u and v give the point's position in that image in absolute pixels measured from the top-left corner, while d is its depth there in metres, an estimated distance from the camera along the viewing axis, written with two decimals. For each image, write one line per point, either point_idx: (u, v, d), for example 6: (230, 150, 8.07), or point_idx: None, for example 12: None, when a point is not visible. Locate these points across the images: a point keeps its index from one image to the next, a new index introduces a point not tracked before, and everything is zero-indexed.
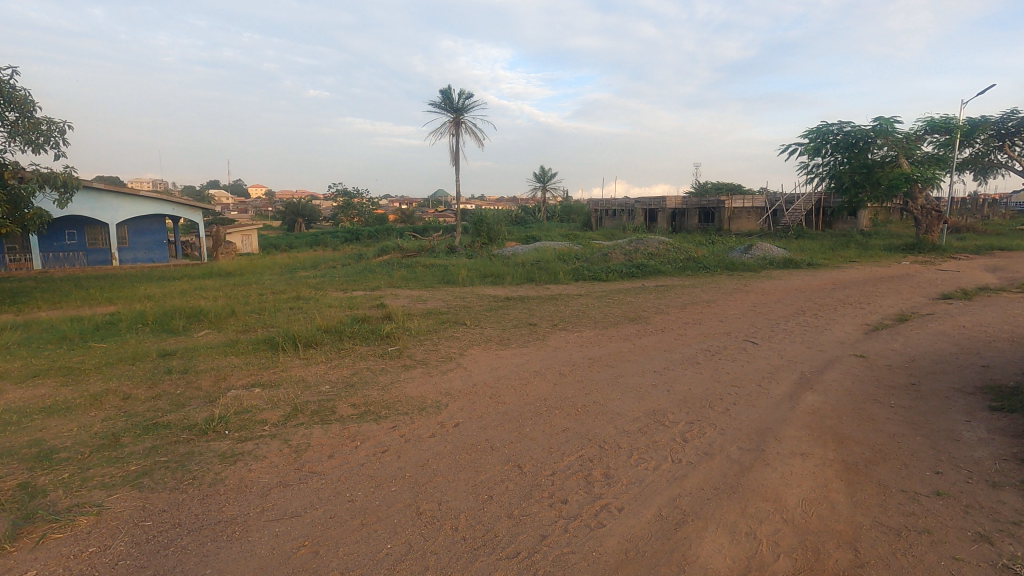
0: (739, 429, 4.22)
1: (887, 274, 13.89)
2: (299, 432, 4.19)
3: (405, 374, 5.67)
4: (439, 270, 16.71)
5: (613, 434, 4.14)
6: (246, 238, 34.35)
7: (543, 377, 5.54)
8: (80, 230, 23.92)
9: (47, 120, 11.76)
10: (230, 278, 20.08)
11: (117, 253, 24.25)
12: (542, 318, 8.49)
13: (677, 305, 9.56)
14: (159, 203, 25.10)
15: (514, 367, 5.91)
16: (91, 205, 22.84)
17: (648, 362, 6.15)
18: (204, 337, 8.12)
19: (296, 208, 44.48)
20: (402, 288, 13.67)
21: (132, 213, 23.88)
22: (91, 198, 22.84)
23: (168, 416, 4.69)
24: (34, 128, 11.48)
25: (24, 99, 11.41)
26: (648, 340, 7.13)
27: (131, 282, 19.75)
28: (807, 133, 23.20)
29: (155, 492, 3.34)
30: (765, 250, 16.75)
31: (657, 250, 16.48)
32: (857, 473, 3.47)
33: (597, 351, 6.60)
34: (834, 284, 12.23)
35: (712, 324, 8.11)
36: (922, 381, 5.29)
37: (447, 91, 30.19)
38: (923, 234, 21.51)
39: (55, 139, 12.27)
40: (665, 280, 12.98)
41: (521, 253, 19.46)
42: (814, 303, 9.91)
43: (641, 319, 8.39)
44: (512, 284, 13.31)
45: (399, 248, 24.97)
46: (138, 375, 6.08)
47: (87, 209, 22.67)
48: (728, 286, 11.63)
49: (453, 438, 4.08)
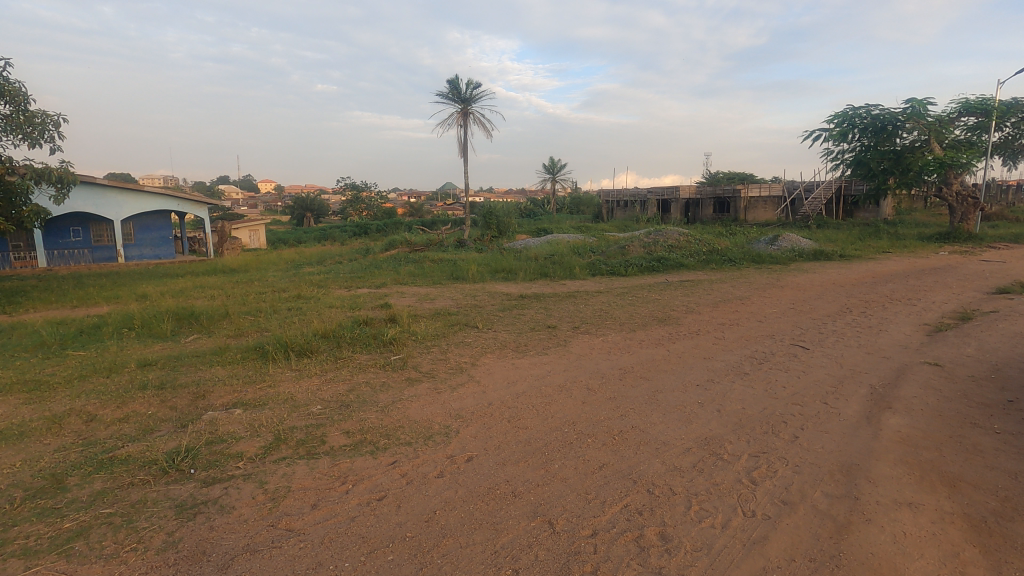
0: (818, 465, 3.43)
1: (928, 266, 12.91)
2: (278, 471, 3.46)
3: (408, 390, 4.92)
4: (448, 264, 16.01)
5: (663, 472, 3.37)
6: (253, 233, 33.87)
7: (568, 392, 4.78)
8: (85, 227, 23.49)
9: (42, 112, 11.10)
10: (234, 275, 19.52)
11: (121, 250, 23.81)
12: (561, 319, 7.68)
13: (707, 302, 8.73)
14: (164, 199, 24.59)
15: (534, 380, 5.15)
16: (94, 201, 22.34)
17: (688, 373, 5.35)
18: (193, 344, 7.42)
19: (304, 203, 43.92)
20: (409, 285, 12.93)
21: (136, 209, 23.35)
22: (95, 195, 22.34)
23: (129, 447, 3.97)
24: (28, 122, 10.83)
25: (18, 91, 10.78)
26: (682, 345, 6.33)
27: (133, 280, 19.25)
28: (833, 117, 22.10)
29: (86, 562, 2.61)
30: (793, 241, 15.85)
31: (677, 242, 15.58)
32: (989, 535, 2.67)
33: (626, 359, 5.81)
34: (874, 277, 11.30)
35: (752, 325, 7.27)
36: (1020, 398, 4.45)
37: (455, 81, 29.42)
38: (957, 221, 20.48)
39: (53, 132, 11.64)
40: (689, 274, 12.20)
41: (533, 246, 18.75)
42: (859, 300, 9.01)
43: (671, 320, 7.55)
44: (526, 281, 12.50)
45: (408, 243, 24.29)
46: (109, 391, 5.37)
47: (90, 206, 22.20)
48: (760, 281, 10.78)
49: (467, 480, 3.33)
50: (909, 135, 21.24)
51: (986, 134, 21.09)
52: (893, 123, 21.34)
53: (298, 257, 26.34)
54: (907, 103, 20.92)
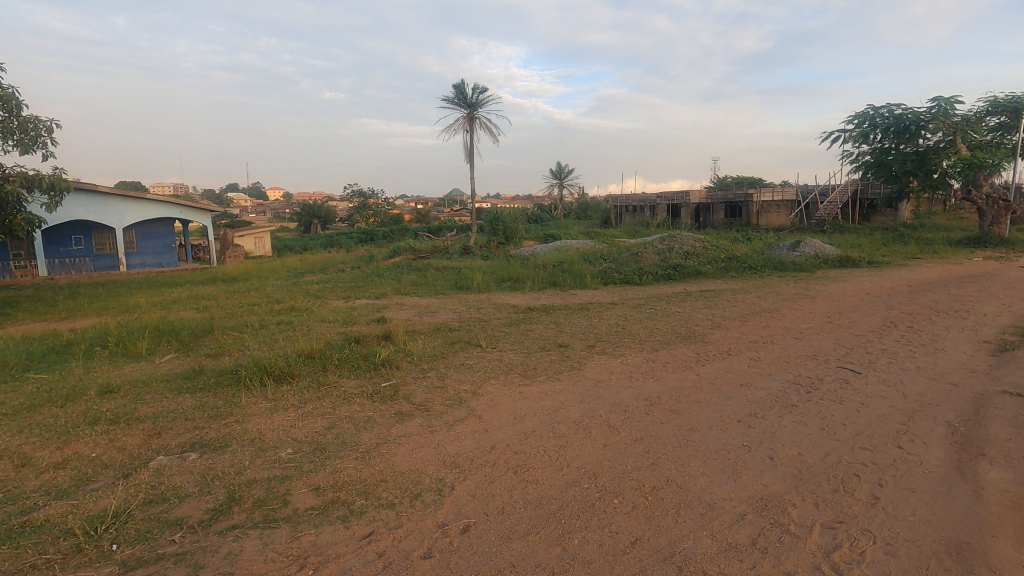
0: (915, 544, 2.65)
1: (965, 273, 12.01)
2: (221, 548, 2.72)
3: (396, 429, 4.17)
4: (452, 273, 15.31)
5: (715, 554, 2.60)
6: (259, 240, 33.44)
7: (585, 431, 4.04)
8: (87, 235, 23.05)
9: (36, 118, 10.47)
10: (233, 284, 18.95)
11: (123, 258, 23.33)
12: (573, 336, 6.92)
13: (734, 316, 7.93)
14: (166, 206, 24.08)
15: (545, 413, 4.40)
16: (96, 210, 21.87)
17: (725, 404, 4.57)
18: (168, 364, 6.72)
19: (311, 209, 43.39)
20: (410, 295, 12.24)
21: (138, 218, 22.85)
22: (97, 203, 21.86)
23: (51, 507, 3.25)
24: (20, 128, 10.21)
25: (10, 96, 10.16)
26: (713, 368, 5.56)
27: (130, 290, 18.72)
28: (853, 117, 21.25)
29: None
30: (815, 246, 15.01)
31: (693, 249, 14.78)
32: None
33: (650, 386, 5.04)
34: (910, 287, 10.45)
35: (789, 343, 6.47)
36: None
37: (461, 86, 28.90)
38: (987, 225, 19.48)
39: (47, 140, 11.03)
40: (708, 283, 11.40)
41: (540, 253, 18.02)
42: (901, 312, 8.17)
43: (696, 338, 6.76)
44: (534, 291, 11.76)
45: (412, 249, 23.65)
46: (55, 426, 4.66)
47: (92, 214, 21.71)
48: (787, 291, 9.97)
49: (461, 563, 2.59)
50: (933, 135, 20.33)
51: (1015, 135, 20.03)
52: (917, 124, 20.40)
53: (301, 265, 25.79)
54: (932, 102, 20.04)
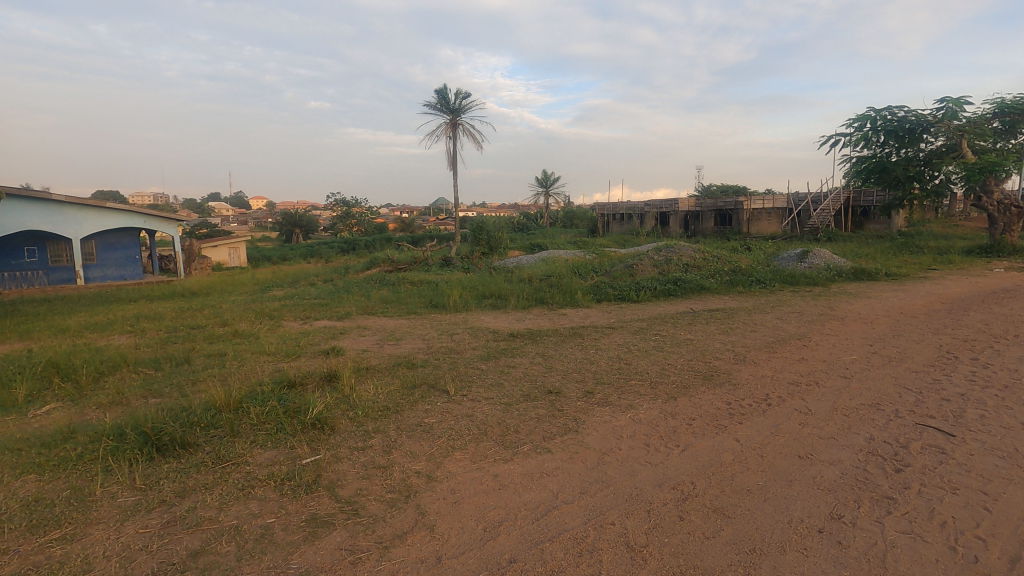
0: None
1: (993, 287, 10.84)
2: None
3: (301, 559, 2.68)
4: (429, 288, 13.86)
5: None
6: (233, 250, 31.53)
7: (594, 559, 2.61)
8: (41, 246, 21.06)
9: None
10: (192, 300, 17.29)
11: (80, 271, 21.44)
12: (566, 377, 5.48)
13: (760, 346, 6.54)
14: (129, 215, 22.07)
15: (530, 520, 2.97)
16: (52, 220, 19.74)
17: (793, 498, 3.16)
18: (40, 420, 5.10)
19: (292, 218, 41.69)
20: (379, 315, 10.78)
21: (98, 228, 20.81)
22: (52, 212, 19.76)
23: None
24: None
25: None
26: (755, 427, 4.17)
27: (78, 307, 16.93)
28: (855, 120, 20.20)
29: None
30: (825, 257, 13.81)
31: (693, 260, 13.48)
32: None
33: (678, 462, 3.63)
34: (943, 304, 9.20)
35: (841, 387, 5.08)
36: None
37: (442, 91, 27.65)
38: (999, 234, 18.40)
39: None
40: (715, 301, 10.13)
41: (526, 264, 16.64)
42: (954, 339, 6.86)
43: (721, 379, 5.35)
44: (519, 310, 10.33)
45: (389, 260, 22.14)
46: None
47: (47, 224, 19.60)
48: (809, 311, 8.66)
49: None
50: (938, 138, 19.43)
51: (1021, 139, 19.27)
52: (921, 126, 19.46)
53: (271, 277, 24.10)
54: (940, 103, 18.93)
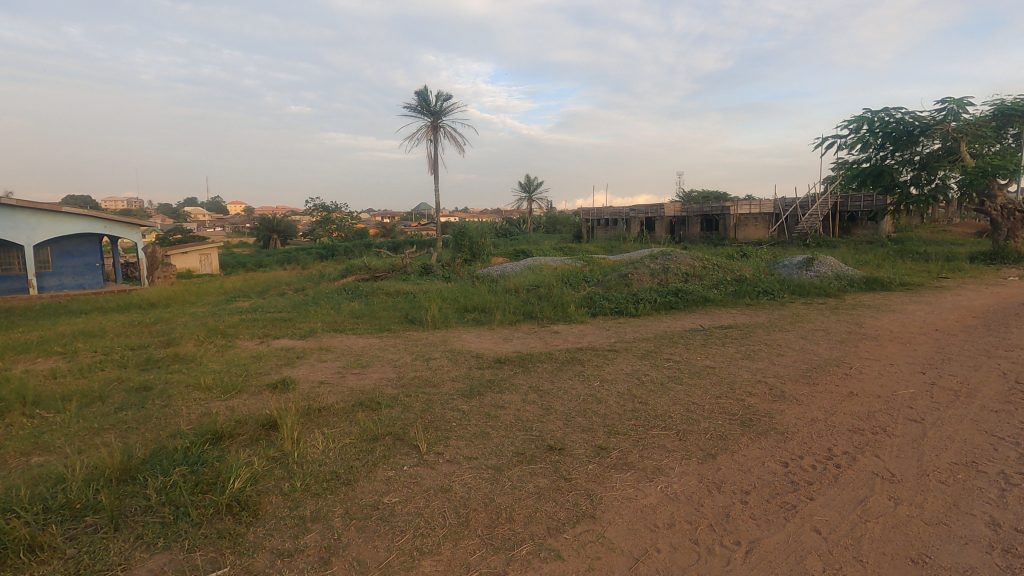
0: None
1: (1017, 298, 10.02)
2: None
3: None
4: (407, 299, 12.65)
5: None
6: (204, 257, 29.81)
7: None
8: None
9: None
10: (148, 313, 15.80)
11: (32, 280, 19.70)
12: (569, 424, 4.33)
13: (797, 377, 5.46)
14: (88, 221, 20.41)
15: None
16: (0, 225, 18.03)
17: None
18: None
19: (269, 223, 40.09)
20: (349, 332, 9.53)
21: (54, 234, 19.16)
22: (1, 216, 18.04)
23: None
24: None
25: None
26: (834, 507, 3.07)
27: (22, 320, 15.30)
28: (852, 122, 19.53)
29: None
30: (833, 266, 12.79)
31: (692, 268, 12.49)
32: None
33: None
34: (977, 319, 8.27)
35: (916, 438, 4.00)
36: None
37: (423, 93, 26.57)
38: (1003, 239, 17.85)
39: None
40: (724, 315, 9.11)
41: (511, 272, 15.52)
42: (1015, 364, 5.88)
43: (764, 426, 4.25)
44: (505, 327, 9.19)
45: (366, 268, 20.84)
46: None
47: None
48: (834, 328, 7.66)
49: None
50: (935, 141, 18.76)
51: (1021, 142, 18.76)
52: (919, 129, 18.83)
53: (240, 286, 22.58)
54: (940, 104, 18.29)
